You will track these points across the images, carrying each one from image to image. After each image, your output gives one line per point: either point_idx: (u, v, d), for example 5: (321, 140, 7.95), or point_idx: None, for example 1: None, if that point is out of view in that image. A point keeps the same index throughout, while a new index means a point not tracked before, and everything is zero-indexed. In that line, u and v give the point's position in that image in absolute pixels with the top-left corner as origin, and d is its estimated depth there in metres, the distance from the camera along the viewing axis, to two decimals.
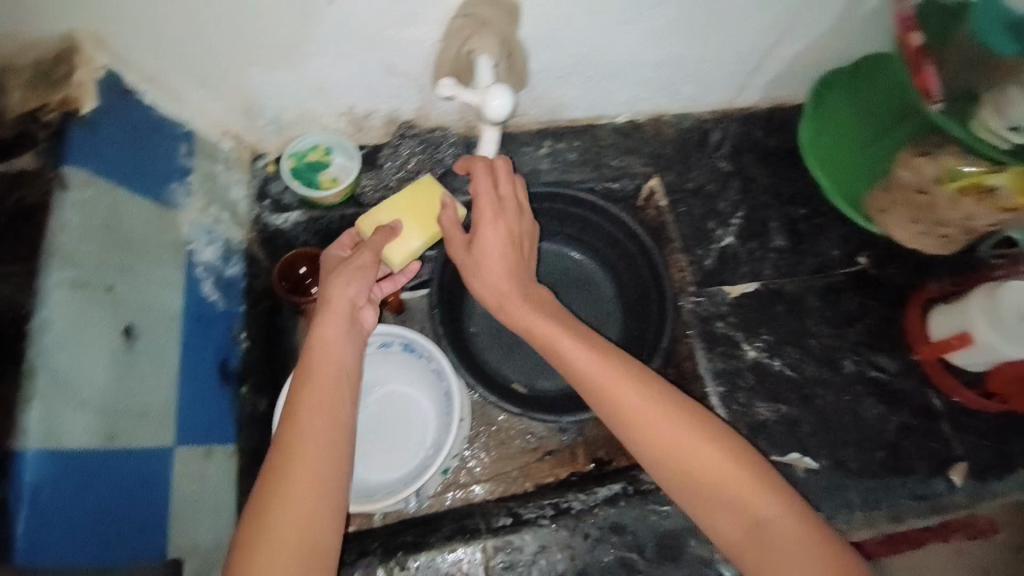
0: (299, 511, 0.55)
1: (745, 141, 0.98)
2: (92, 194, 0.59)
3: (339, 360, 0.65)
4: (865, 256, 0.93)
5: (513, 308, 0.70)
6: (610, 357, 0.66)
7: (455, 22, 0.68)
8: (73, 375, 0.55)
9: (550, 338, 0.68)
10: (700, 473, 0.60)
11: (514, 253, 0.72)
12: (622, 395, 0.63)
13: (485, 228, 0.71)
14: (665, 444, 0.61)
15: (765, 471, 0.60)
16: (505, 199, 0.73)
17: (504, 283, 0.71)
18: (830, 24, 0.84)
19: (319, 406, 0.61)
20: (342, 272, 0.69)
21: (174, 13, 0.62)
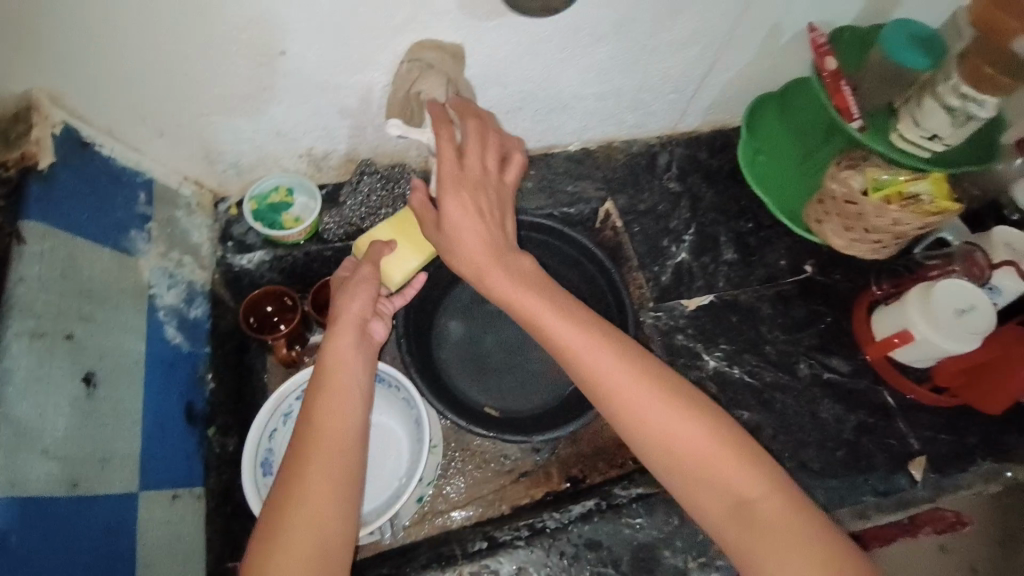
0: (311, 528, 0.56)
1: (692, 162, 1.05)
2: (50, 245, 0.61)
3: (352, 372, 0.66)
4: (811, 264, 0.99)
5: (492, 281, 0.66)
6: (595, 337, 0.63)
7: (404, 65, 0.72)
8: (36, 423, 0.55)
9: (533, 312, 0.65)
10: (688, 452, 0.59)
11: (489, 228, 0.68)
12: (607, 370, 0.61)
13: (452, 205, 0.67)
14: (656, 419, 0.60)
15: (758, 452, 0.60)
16: (472, 172, 0.68)
17: (483, 256, 0.67)
18: (753, 53, 0.91)
19: (331, 421, 0.61)
20: (347, 291, 0.72)
21: (132, 69, 0.65)
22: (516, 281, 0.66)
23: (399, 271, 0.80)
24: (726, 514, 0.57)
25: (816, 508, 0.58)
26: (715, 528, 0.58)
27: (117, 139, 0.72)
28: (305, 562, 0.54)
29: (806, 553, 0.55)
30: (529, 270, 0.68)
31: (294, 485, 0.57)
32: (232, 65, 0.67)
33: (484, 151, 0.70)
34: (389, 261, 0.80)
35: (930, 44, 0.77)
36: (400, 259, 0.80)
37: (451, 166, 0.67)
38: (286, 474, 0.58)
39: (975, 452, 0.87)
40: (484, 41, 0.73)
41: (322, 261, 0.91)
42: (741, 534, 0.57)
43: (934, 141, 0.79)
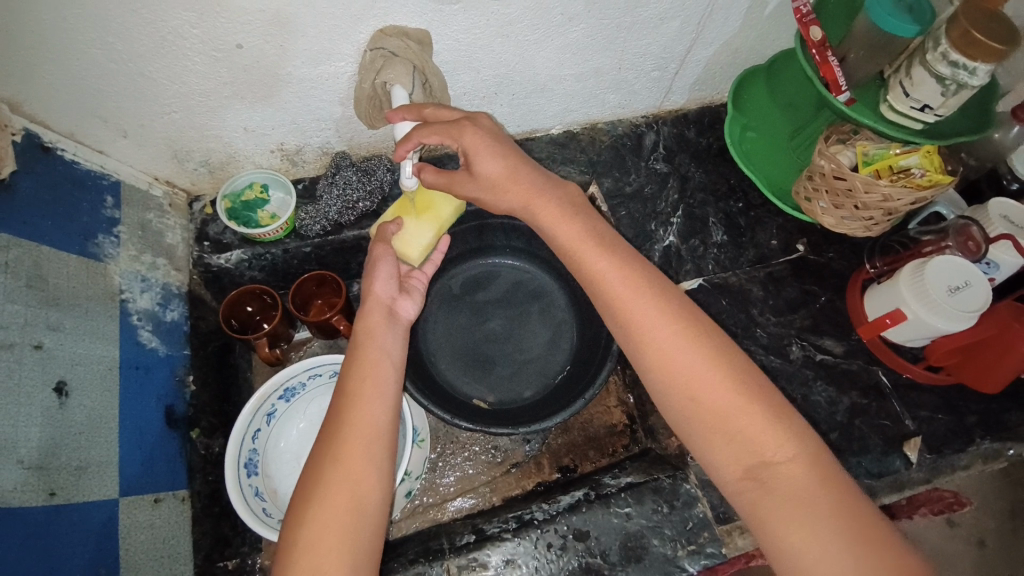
0: (349, 495, 0.55)
1: (679, 141, 1.03)
2: (13, 256, 0.60)
3: (384, 346, 0.65)
4: (803, 243, 0.96)
5: (541, 208, 0.67)
6: (635, 291, 0.61)
7: (368, 54, 0.70)
8: (8, 434, 0.55)
9: (578, 247, 0.65)
10: (720, 413, 0.56)
11: (521, 168, 0.68)
12: (649, 325, 0.59)
13: (479, 158, 0.67)
14: (687, 378, 0.57)
15: (795, 419, 0.56)
16: (487, 127, 0.69)
17: (522, 193, 0.67)
18: (737, 26, 0.88)
19: (367, 391, 0.61)
20: (369, 267, 0.70)
21: (83, 70, 0.63)
22: (563, 217, 0.67)
23: (416, 245, 0.77)
24: (746, 477, 0.55)
25: (846, 478, 0.54)
26: (734, 490, 0.56)
27: (78, 141, 0.72)
28: (339, 523, 0.54)
29: (826, 517, 0.51)
30: (574, 199, 0.69)
31: (330, 451, 0.57)
32: (188, 61, 0.65)
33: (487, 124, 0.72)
34: (404, 238, 0.78)
35: (919, 11, 0.74)
36: (414, 233, 0.78)
37: (464, 122, 0.68)
38: (322, 441, 0.58)
39: (973, 432, 0.85)
40: (450, 25, 0.71)
41: (302, 257, 0.90)
42: (760, 496, 0.54)
43: (925, 111, 0.76)
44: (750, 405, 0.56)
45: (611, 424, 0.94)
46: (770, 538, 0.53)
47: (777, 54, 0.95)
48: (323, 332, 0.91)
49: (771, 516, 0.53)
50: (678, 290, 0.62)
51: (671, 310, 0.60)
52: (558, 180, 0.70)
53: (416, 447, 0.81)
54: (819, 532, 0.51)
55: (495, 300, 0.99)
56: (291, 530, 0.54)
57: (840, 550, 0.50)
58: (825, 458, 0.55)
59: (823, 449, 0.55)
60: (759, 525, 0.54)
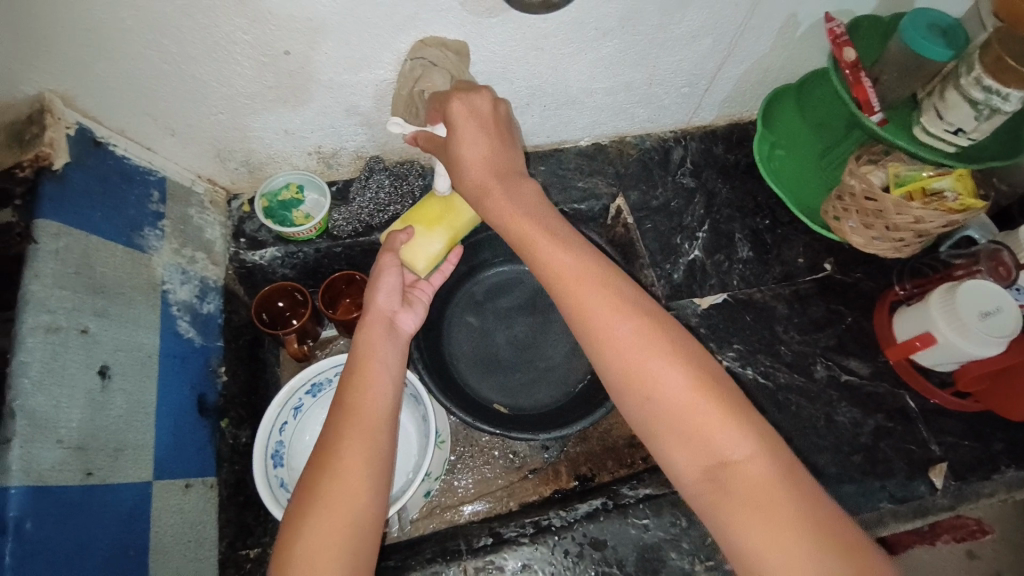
0: (348, 505, 0.56)
1: (707, 157, 1.04)
2: (63, 244, 0.63)
3: (384, 362, 0.66)
4: (830, 262, 0.96)
5: (495, 197, 0.63)
6: (591, 286, 0.59)
7: (407, 63, 0.73)
8: (51, 414, 0.57)
9: (530, 238, 0.61)
10: (679, 410, 0.55)
11: (499, 153, 0.66)
12: (600, 316, 0.58)
13: (459, 142, 0.65)
14: (645, 374, 0.56)
15: (751, 413, 0.55)
16: (481, 109, 0.67)
17: (482, 175, 0.64)
18: (769, 43, 0.89)
19: (365, 406, 0.61)
20: (372, 284, 0.71)
21: (137, 70, 0.66)
22: (519, 211, 0.62)
23: (424, 255, 0.78)
24: (708, 480, 0.53)
25: (804, 474, 0.53)
26: (695, 492, 0.54)
27: (128, 138, 0.75)
28: (338, 531, 0.55)
29: (785, 521, 0.50)
30: (530, 194, 0.64)
31: (328, 461, 0.57)
32: (237, 64, 0.68)
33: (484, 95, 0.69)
34: (413, 246, 0.78)
35: (954, 35, 0.74)
36: (425, 242, 0.78)
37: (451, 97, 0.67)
38: (322, 449, 0.59)
39: (998, 459, 0.83)
40: (488, 38, 0.73)
41: (333, 257, 0.93)
42: (720, 497, 0.53)
43: (958, 134, 0.76)
44: (706, 403, 0.55)
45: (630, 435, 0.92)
46: (730, 540, 0.52)
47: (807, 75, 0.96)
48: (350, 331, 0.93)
49: (732, 519, 0.52)
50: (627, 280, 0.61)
51: (637, 315, 0.58)
52: (516, 176, 0.65)
53: (437, 448, 0.80)
54: (789, 545, 0.49)
55: (516, 307, 1.00)
56: (287, 540, 0.55)
57: (804, 560, 0.48)
58: (784, 453, 0.54)
59: (780, 446, 0.54)
60: (719, 527, 0.53)
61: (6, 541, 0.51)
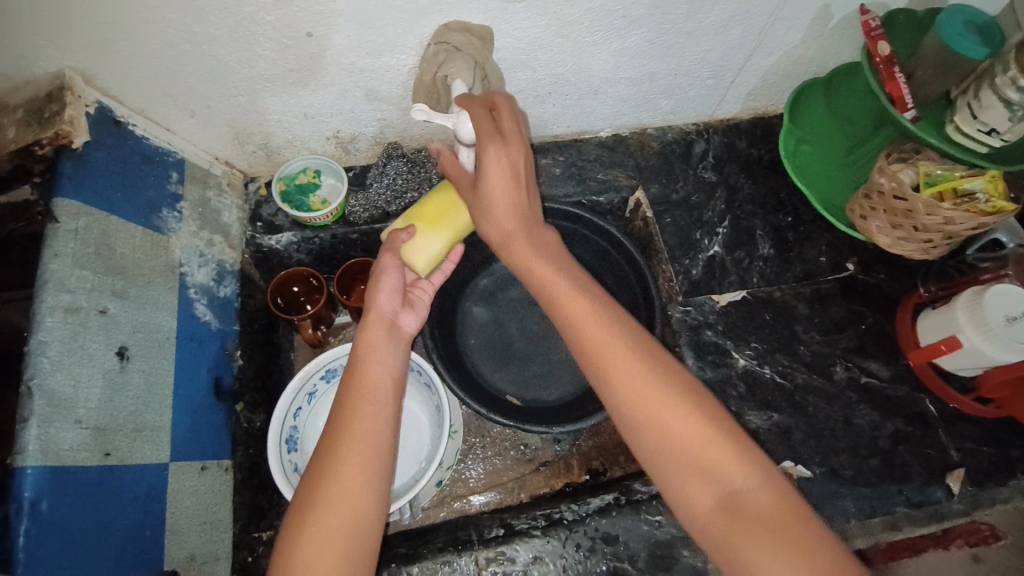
0: (346, 509, 0.56)
1: (729, 151, 1.02)
2: (83, 223, 0.63)
3: (384, 362, 0.65)
4: (853, 261, 0.94)
5: (517, 247, 0.65)
6: (605, 328, 0.59)
7: (431, 48, 0.71)
8: (70, 394, 0.57)
9: (547, 283, 0.63)
10: (686, 442, 0.55)
11: (522, 194, 0.66)
12: (608, 348, 0.58)
13: (488, 185, 0.65)
14: (653, 409, 0.56)
15: (752, 446, 0.55)
16: (513, 150, 0.65)
17: (507, 225, 0.65)
18: (800, 34, 0.86)
19: (363, 409, 0.61)
20: (374, 284, 0.69)
21: (159, 50, 0.65)
22: (540, 259, 0.64)
23: (423, 255, 0.74)
24: (717, 509, 0.53)
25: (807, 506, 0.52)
26: (704, 526, 0.53)
27: (148, 118, 0.74)
28: (336, 537, 0.55)
29: (801, 550, 0.49)
30: (550, 245, 0.66)
31: (326, 465, 0.57)
32: (258, 46, 0.67)
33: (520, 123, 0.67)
34: (410, 245, 0.73)
35: (991, 33, 0.72)
36: (424, 241, 0.74)
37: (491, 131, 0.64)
38: (322, 450, 0.59)
39: (1017, 466, 0.82)
40: (512, 23, 0.71)
41: (349, 244, 0.92)
42: (730, 529, 0.52)
43: (992, 135, 0.74)
44: (709, 435, 0.55)
45: None
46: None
47: (836, 69, 0.94)
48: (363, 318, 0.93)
49: (743, 553, 0.50)
50: (627, 317, 0.62)
51: (639, 352, 0.59)
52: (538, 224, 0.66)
53: (450, 438, 0.80)
54: None
55: (531, 298, 1.00)
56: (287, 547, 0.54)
57: None
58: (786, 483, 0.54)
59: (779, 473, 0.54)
60: (731, 564, 0.51)
61: (23, 520, 0.51)
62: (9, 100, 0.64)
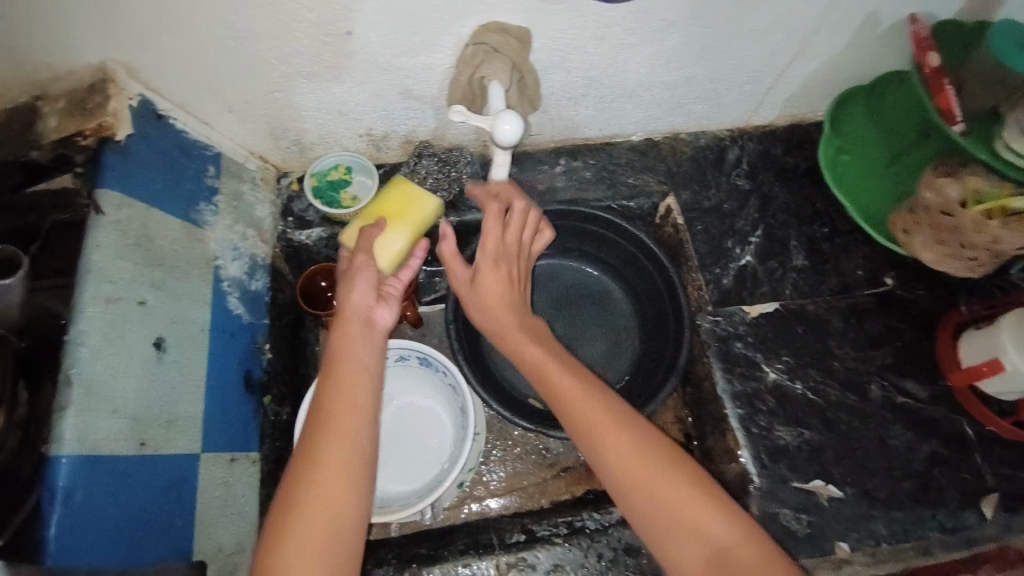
0: (325, 511, 0.56)
1: (764, 158, 1.00)
2: (125, 215, 0.64)
3: (362, 359, 0.65)
4: (891, 276, 0.91)
5: (510, 335, 0.71)
6: (593, 406, 0.65)
7: (468, 48, 0.70)
8: (107, 385, 0.58)
9: (538, 363, 0.69)
10: (675, 506, 0.60)
11: (515, 289, 0.73)
12: (595, 422, 0.64)
13: (484, 278, 0.72)
14: (640, 479, 0.61)
15: (724, 496, 0.62)
16: (507, 246, 0.72)
17: (502, 314, 0.72)
18: (845, 40, 0.84)
19: (343, 412, 0.61)
20: (351, 276, 0.67)
21: (201, 46, 0.66)
22: (530, 343, 0.70)
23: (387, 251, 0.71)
24: (708, 567, 0.58)
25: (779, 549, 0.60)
26: None
27: (188, 112, 0.74)
28: (317, 540, 0.55)
29: None
30: (537, 330, 0.73)
31: (307, 468, 0.58)
32: (297, 43, 0.67)
33: (526, 222, 0.74)
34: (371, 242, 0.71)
35: None
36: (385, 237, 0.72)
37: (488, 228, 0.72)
38: (302, 451, 0.59)
39: None
40: (549, 24, 0.70)
41: None
42: None
43: None
44: (693, 494, 0.61)
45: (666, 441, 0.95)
46: None
47: (879, 78, 0.91)
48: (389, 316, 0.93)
49: None
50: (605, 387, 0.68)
51: (624, 423, 0.64)
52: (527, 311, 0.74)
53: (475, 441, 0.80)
54: None
55: (556, 303, 0.99)
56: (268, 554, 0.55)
57: None
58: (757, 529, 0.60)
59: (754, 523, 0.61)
60: None
61: (57, 508, 0.53)
62: (50, 90, 0.65)
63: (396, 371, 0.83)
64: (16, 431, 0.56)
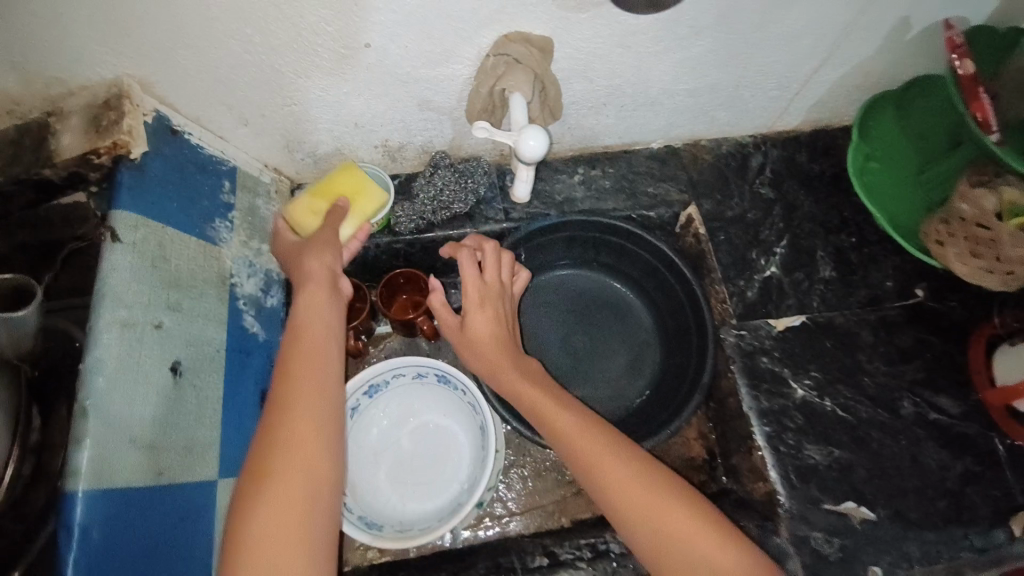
0: (302, 468, 0.54)
1: (789, 165, 0.97)
2: (140, 235, 0.62)
3: (325, 321, 0.65)
4: (922, 288, 0.88)
5: (505, 376, 0.70)
6: (594, 442, 0.63)
7: (490, 60, 0.68)
8: (124, 413, 0.56)
9: (536, 404, 0.67)
10: (677, 535, 0.58)
11: (505, 329, 0.73)
12: (596, 458, 0.62)
13: (472, 320, 0.72)
14: (646, 513, 0.59)
15: (721, 522, 0.60)
16: (488, 285, 0.74)
17: (495, 354, 0.71)
18: (876, 44, 0.81)
19: (310, 371, 0.60)
20: (318, 243, 0.72)
21: (216, 60, 0.64)
22: (524, 381, 0.69)
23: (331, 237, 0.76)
24: None
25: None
26: None
27: (203, 126, 0.73)
28: (295, 500, 0.53)
29: None
30: (531, 367, 0.72)
31: (276, 427, 0.56)
32: (316, 56, 0.66)
33: (502, 263, 0.76)
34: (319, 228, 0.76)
35: None
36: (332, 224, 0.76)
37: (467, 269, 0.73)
38: (270, 412, 0.57)
39: None
40: (573, 34, 0.68)
41: (392, 254, 0.91)
42: None
43: None
44: (694, 522, 0.59)
45: (689, 457, 0.92)
46: None
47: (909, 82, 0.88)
48: (403, 330, 0.91)
49: None
50: (602, 421, 0.67)
51: (624, 455, 0.63)
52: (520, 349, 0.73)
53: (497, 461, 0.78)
54: None
55: (574, 314, 0.98)
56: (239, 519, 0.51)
57: None
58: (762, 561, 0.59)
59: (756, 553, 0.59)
60: None
61: (74, 548, 0.50)
62: (65, 106, 0.65)
63: (413, 388, 0.81)
64: (28, 459, 0.57)
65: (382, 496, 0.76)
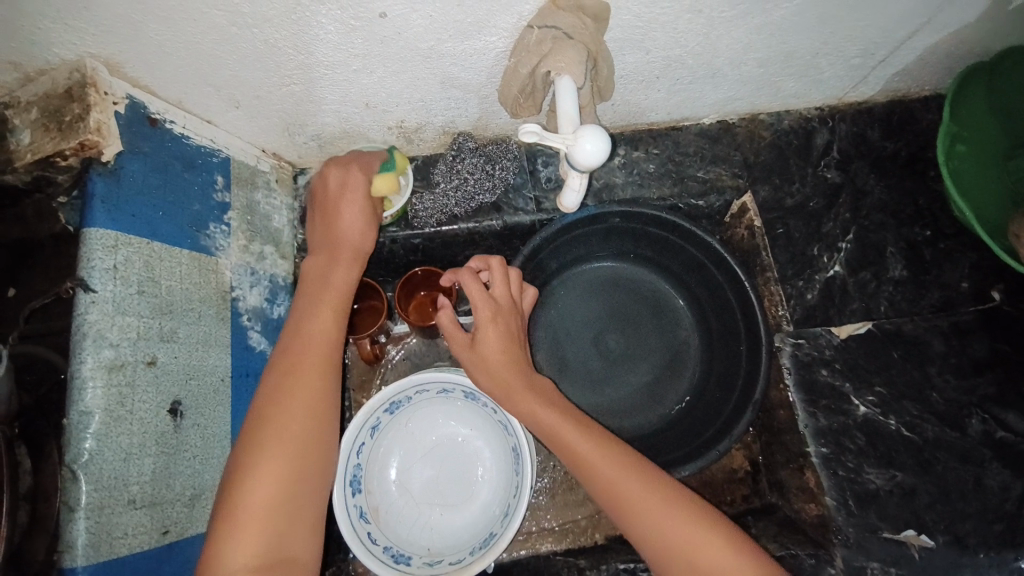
0: (285, 453, 0.51)
1: (858, 144, 0.84)
2: (123, 257, 0.53)
3: (339, 287, 0.60)
4: (999, 289, 0.78)
5: (518, 399, 0.62)
6: (621, 469, 0.56)
7: (533, 34, 0.57)
8: (120, 472, 0.51)
9: (553, 429, 0.60)
10: (698, 551, 0.52)
11: (519, 348, 0.64)
12: (623, 483, 0.55)
13: (483, 335, 0.63)
14: (677, 541, 0.53)
15: (758, 554, 0.54)
16: (501, 303, 0.65)
17: (508, 375, 0.63)
18: (985, 7, 0.67)
19: (311, 346, 0.56)
20: (376, 217, 0.65)
21: (188, 35, 0.52)
22: (540, 405, 0.62)
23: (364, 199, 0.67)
24: None
25: None
26: None
27: (186, 110, 0.62)
28: (274, 485, 0.50)
29: None
30: (545, 388, 0.64)
31: (271, 402, 0.53)
32: (319, 28, 0.53)
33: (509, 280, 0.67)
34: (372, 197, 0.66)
35: None
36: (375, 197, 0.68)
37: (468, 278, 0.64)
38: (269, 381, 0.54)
39: None
40: None
41: (409, 248, 0.82)
42: None
43: None
44: (716, 538, 0.53)
45: (732, 469, 0.89)
46: None
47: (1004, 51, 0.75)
48: (423, 333, 0.83)
49: None
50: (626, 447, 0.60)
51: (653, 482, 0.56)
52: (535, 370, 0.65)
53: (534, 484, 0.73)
54: None
55: (611, 312, 0.89)
56: (230, 489, 0.49)
57: None
58: None
59: None
60: None
61: None
62: (20, 95, 0.54)
63: (436, 402, 0.75)
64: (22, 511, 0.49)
65: (408, 522, 0.72)
